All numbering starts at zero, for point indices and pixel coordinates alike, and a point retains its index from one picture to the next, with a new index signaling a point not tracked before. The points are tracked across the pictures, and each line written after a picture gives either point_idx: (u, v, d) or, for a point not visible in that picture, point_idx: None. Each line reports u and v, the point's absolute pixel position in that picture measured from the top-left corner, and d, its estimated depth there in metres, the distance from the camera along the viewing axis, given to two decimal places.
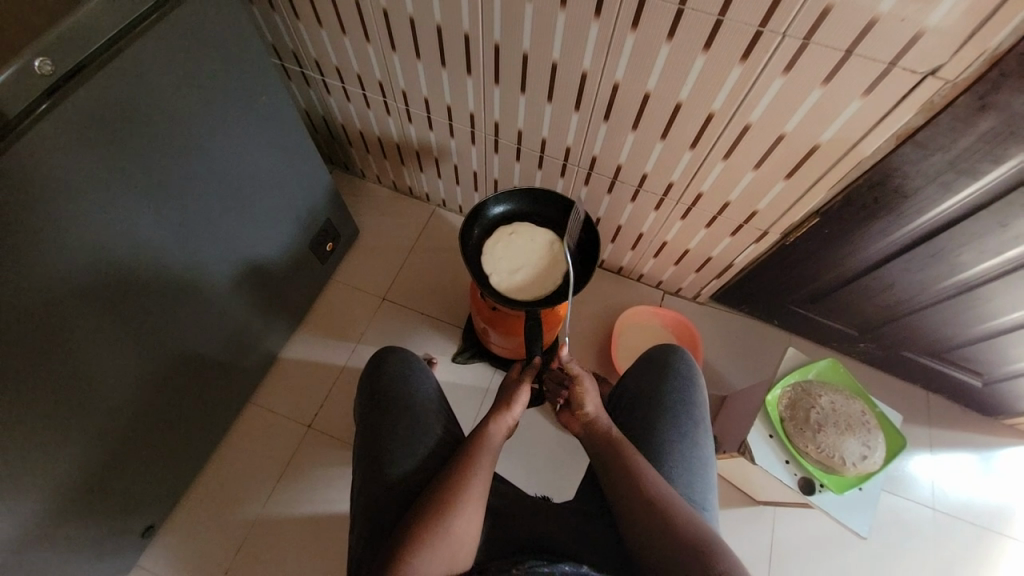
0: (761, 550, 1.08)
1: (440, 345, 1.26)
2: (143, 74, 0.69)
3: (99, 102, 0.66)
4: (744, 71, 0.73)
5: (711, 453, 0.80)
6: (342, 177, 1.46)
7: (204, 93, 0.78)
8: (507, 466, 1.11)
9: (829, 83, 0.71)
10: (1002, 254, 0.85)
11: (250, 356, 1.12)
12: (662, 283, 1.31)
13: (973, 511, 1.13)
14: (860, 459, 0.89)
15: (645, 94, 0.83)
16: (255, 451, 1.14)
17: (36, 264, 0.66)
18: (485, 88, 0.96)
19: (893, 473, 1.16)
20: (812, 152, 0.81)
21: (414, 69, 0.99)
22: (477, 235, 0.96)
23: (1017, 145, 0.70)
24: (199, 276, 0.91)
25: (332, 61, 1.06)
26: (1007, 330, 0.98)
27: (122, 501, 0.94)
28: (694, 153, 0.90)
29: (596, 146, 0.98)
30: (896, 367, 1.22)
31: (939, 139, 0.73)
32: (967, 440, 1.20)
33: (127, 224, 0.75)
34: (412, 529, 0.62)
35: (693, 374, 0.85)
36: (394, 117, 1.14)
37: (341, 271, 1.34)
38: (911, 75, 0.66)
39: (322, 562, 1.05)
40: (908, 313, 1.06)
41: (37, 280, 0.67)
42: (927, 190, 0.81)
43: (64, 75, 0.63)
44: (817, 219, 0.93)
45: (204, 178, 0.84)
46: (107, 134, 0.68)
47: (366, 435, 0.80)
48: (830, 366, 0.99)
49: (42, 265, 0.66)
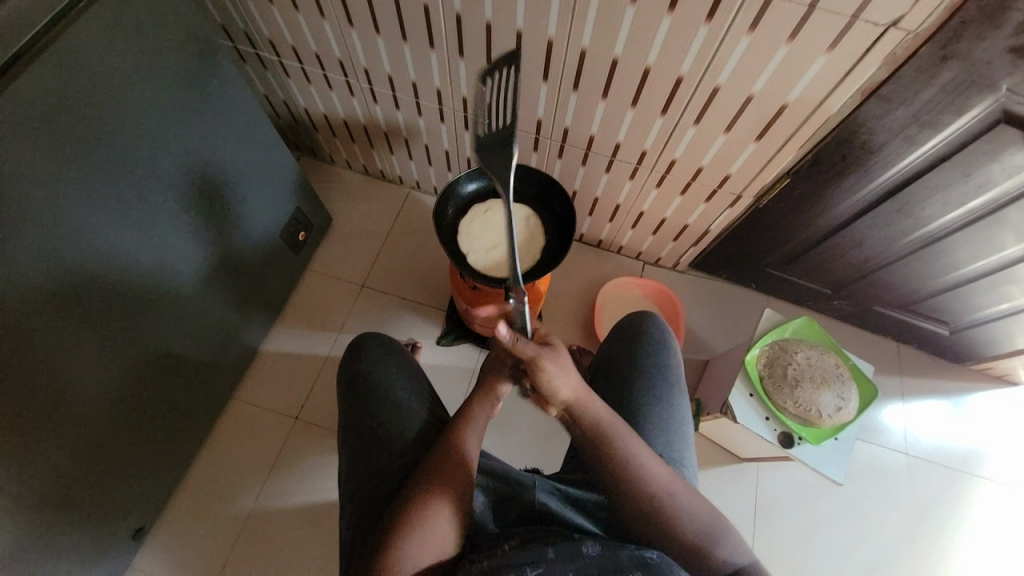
0: (746, 504, 1.12)
1: (423, 329, 1.25)
2: (85, 63, 0.65)
3: (41, 93, 0.62)
4: (710, 31, 0.72)
5: (687, 412, 0.81)
6: (311, 164, 1.42)
7: (151, 79, 0.74)
8: (497, 443, 1.13)
9: (794, 40, 0.70)
10: (966, 204, 0.87)
11: (228, 352, 1.10)
12: (641, 254, 1.31)
13: (943, 453, 1.19)
14: (835, 410, 0.92)
15: (612, 60, 0.82)
16: (243, 447, 1.12)
17: None
18: (450, 62, 0.93)
19: (868, 423, 1.21)
20: (780, 112, 0.81)
21: (375, 45, 0.95)
22: (452, 214, 0.94)
23: (977, 94, 0.71)
24: (167, 274, 0.88)
25: (288, 41, 1.02)
26: (971, 279, 1.02)
27: (108, 507, 0.92)
28: (664, 119, 0.89)
29: (567, 117, 0.97)
30: (869, 322, 1.25)
31: (902, 93, 0.74)
32: (937, 387, 1.25)
33: (84, 225, 0.72)
34: (400, 511, 0.62)
35: (666, 338, 0.87)
36: (359, 97, 1.10)
37: (317, 261, 1.31)
38: (873, 28, 0.66)
39: (320, 550, 1.05)
40: (879, 269, 1.08)
41: None
42: (893, 145, 0.82)
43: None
44: (788, 179, 0.94)
45: (162, 171, 0.80)
46: (54, 128, 0.65)
47: (350, 422, 0.79)
48: (805, 323, 1.02)
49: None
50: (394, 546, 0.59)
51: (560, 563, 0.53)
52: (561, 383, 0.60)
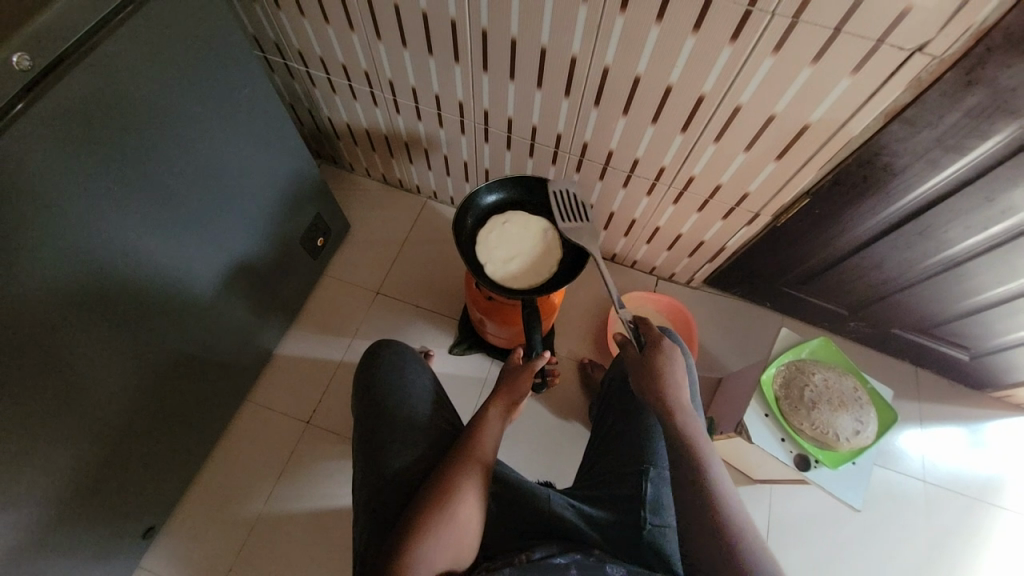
0: (759, 527, 1.10)
1: (436, 337, 1.26)
2: (122, 70, 0.68)
3: (81, 98, 0.65)
4: (734, 51, 0.73)
5: (702, 432, 0.81)
6: (331, 171, 1.44)
7: (183, 87, 0.76)
8: (507, 455, 1.12)
9: (817, 62, 0.71)
10: (988, 229, 0.86)
11: (243, 353, 1.11)
12: (656, 269, 1.31)
13: (963, 482, 1.16)
14: (853, 434, 0.90)
15: (635, 77, 0.83)
16: (253, 449, 1.13)
17: (26, 265, 0.65)
18: (474, 76, 0.95)
19: (885, 447, 1.18)
20: (801, 132, 0.82)
21: (401, 57, 0.97)
22: (470, 224, 0.94)
23: (1002, 120, 0.70)
24: (189, 275, 0.89)
25: (316, 52, 1.04)
26: (992, 304, 1.00)
27: (120, 503, 0.93)
28: (684, 137, 0.90)
29: (587, 132, 0.98)
30: (886, 344, 1.24)
31: (926, 117, 0.74)
32: (956, 414, 1.22)
33: (111, 225, 0.73)
34: (413, 518, 0.62)
35: (682, 355, 0.86)
36: (382, 107, 1.13)
37: (334, 266, 1.32)
38: (898, 52, 0.66)
39: (325, 556, 1.05)
40: (898, 291, 1.07)
41: (22, 282, 0.65)
42: (914, 168, 0.82)
43: (41, 67, 0.61)
44: (807, 199, 0.94)
45: (189, 175, 0.82)
46: (92, 130, 0.67)
47: (365, 429, 0.80)
48: (822, 344, 1.01)
49: (28, 265, 0.65)
50: (408, 553, 0.58)
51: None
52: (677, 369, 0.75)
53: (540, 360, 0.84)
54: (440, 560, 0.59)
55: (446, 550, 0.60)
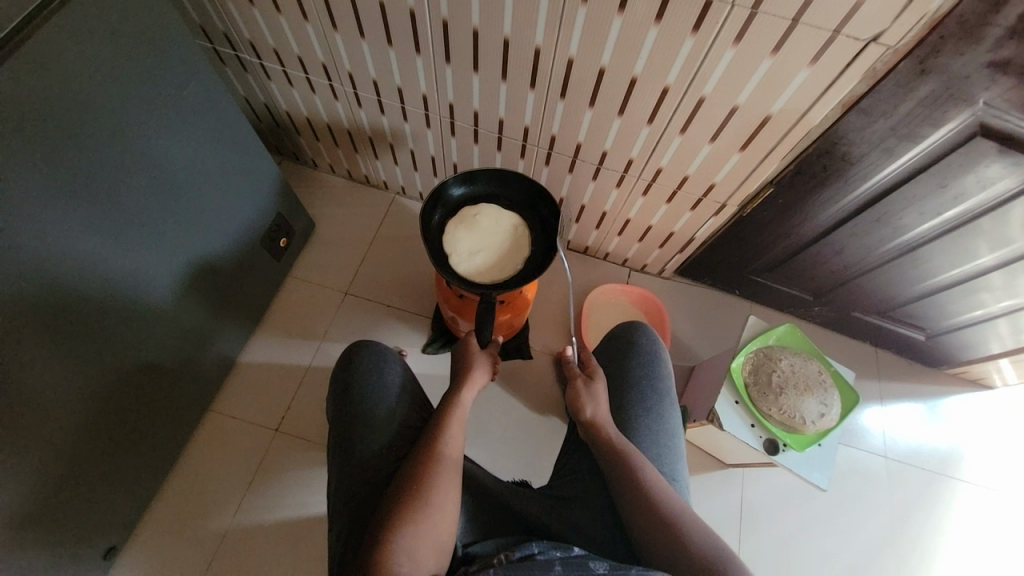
0: (732, 510, 1.13)
1: (408, 337, 1.23)
2: (56, 67, 0.63)
3: (9, 97, 0.59)
4: (696, 42, 0.73)
5: (677, 424, 0.81)
6: (293, 168, 1.39)
7: (125, 83, 0.71)
8: (483, 453, 1.11)
9: (777, 53, 0.71)
10: (942, 215, 0.90)
11: (204, 361, 1.06)
12: (628, 260, 1.32)
13: (921, 456, 1.21)
14: (818, 416, 0.93)
15: (600, 68, 0.82)
16: (219, 460, 1.09)
17: None
18: (436, 68, 0.92)
19: (849, 426, 1.23)
20: (764, 123, 0.82)
21: (360, 49, 0.93)
22: (439, 216, 0.92)
23: (954, 107, 0.73)
24: (142, 282, 0.84)
25: (269, 43, 0.99)
26: (945, 286, 1.05)
27: (78, 526, 0.88)
28: (651, 128, 0.90)
29: (554, 125, 0.97)
30: (848, 327, 1.28)
31: (882, 106, 0.75)
32: (914, 391, 1.28)
33: (50, 232, 0.68)
34: (388, 517, 0.59)
35: (657, 347, 0.86)
36: (343, 101, 1.09)
37: (299, 267, 1.28)
38: (854, 42, 0.67)
39: (301, 566, 1.02)
40: (857, 276, 1.11)
41: None
42: (871, 156, 0.84)
43: None
44: (771, 189, 0.96)
45: (139, 177, 0.77)
46: (25, 132, 0.62)
47: (339, 431, 0.77)
48: (789, 330, 1.03)
49: None
50: (385, 551, 0.56)
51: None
52: (601, 399, 0.77)
53: (489, 359, 0.86)
54: (422, 558, 0.57)
55: (427, 548, 0.58)
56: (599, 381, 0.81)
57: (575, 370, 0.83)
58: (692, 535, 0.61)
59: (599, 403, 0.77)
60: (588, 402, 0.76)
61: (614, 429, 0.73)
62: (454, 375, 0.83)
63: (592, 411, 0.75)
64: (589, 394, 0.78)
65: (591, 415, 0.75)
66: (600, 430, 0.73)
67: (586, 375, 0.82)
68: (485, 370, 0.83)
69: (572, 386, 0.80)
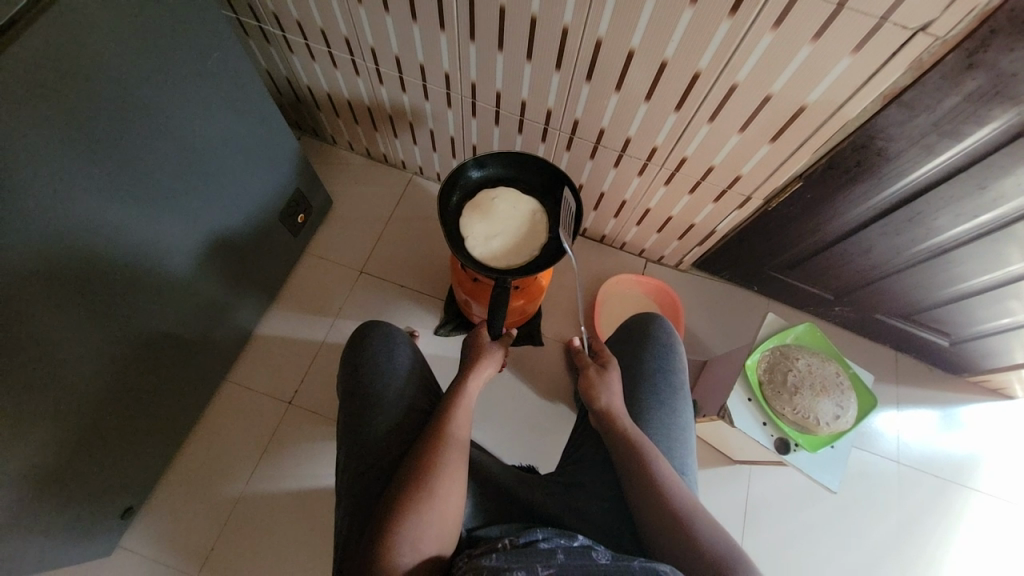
0: (737, 506, 1.12)
1: (421, 318, 1.24)
2: (83, 32, 0.63)
3: (36, 64, 0.60)
4: (732, 26, 0.70)
5: (689, 418, 0.81)
6: (313, 144, 1.39)
7: (149, 52, 0.71)
8: (490, 436, 1.12)
9: (818, 40, 0.68)
10: (977, 218, 0.86)
11: (220, 332, 1.07)
12: (645, 251, 1.30)
13: (936, 464, 1.19)
14: (833, 418, 0.91)
15: (628, 52, 0.79)
16: (233, 429, 1.11)
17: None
18: (460, 46, 0.90)
19: (862, 430, 1.21)
20: (797, 114, 0.79)
21: (383, 24, 0.92)
22: (457, 199, 0.91)
23: (1000, 105, 0.69)
24: (162, 253, 0.86)
25: (293, 14, 0.98)
26: (975, 292, 1.01)
27: (97, 485, 0.91)
28: (678, 116, 0.87)
29: (578, 109, 0.94)
30: (869, 329, 1.25)
31: (925, 100, 0.72)
32: (933, 397, 1.25)
33: (74, 202, 0.69)
34: (393, 506, 0.60)
35: (672, 340, 0.85)
36: (365, 77, 1.07)
37: (316, 244, 1.29)
38: (901, 31, 0.64)
39: (308, 536, 1.05)
40: (883, 277, 1.08)
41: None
42: (909, 153, 0.80)
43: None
44: (799, 183, 0.93)
45: (160, 149, 0.78)
46: (52, 100, 0.63)
47: (349, 410, 0.78)
48: (808, 330, 1.01)
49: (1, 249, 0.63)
50: (390, 539, 0.57)
51: (572, 565, 0.52)
52: (616, 387, 0.77)
53: (501, 349, 0.86)
54: (426, 547, 0.58)
55: (431, 536, 0.58)
56: (612, 371, 0.80)
57: (585, 359, 0.83)
58: (700, 532, 0.60)
59: (612, 392, 0.76)
60: (601, 391, 0.76)
61: (626, 420, 0.73)
62: (465, 361, 0.83)
63: (606, 401, 0.75)
64: (605, 381, 0.78)
65: (606, 404, 0.74)
66: (610, 420, 0.72)
67: (598, 365, 0.81)
68: (494, 359, 0.83)
69: (584, 376, 0.80)
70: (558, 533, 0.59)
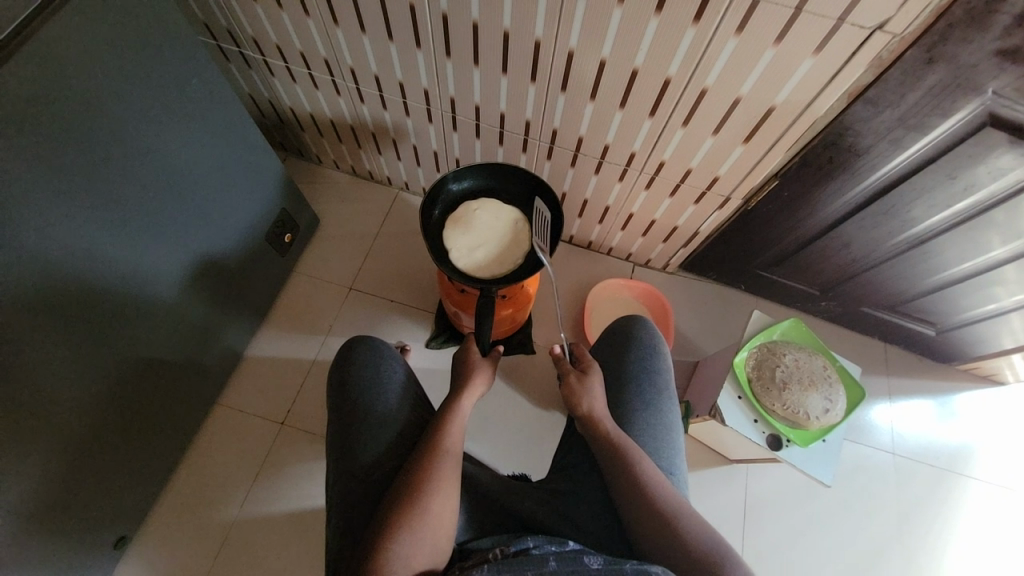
0: (735, 507, 1.12)
1: (412, 332, 1.24)
2: (62, 62, 0.64)
3: (18, 97, 0.61)
4: (698, 32, 0.72)
5: (676, 418, 0.81)
6: (298, 164, 1.40)
7: (129, 82, 0.72)
8: (484, 447, 1.12)
9: (780, 42, 0.70)
10: (953, 206, 0.88)
11: (210, 355, 1.07)
12: (632, 255, 1.31)
13: (931, 453, 1.20)
14: (822, 412, 0.92)
15: (600, 61, 0.81)
16: (227, 452, 1.11)
17: None
18: (437, 62, 0.92)
19: (857, 423, 1.22)
20: (767, 114, 0.81)
21: (360, 44, 0.94)
22: (439, 212, 0.92)
23: (962, 97, 0.71)
24: (150, 279, 0.86)
25: (272, 39, 1.00)
26: (956, 280, 1.03)
27: (88, 516, 0.90)
28: (653, 121, 0.89)
29: (555, 119, 0.96)
30: (856, 322, 1.26)
31: (889, 96, 0.74)
32: (925, 387, 1.26)
33: (60, 233, 0.70)
34: (384, 523, 0.59)
35: (655, 340, 0.86)
36: (346, 97, 1.09)
37: (304, 263, 1.29)
38: (860, 30, 0.66)
39: (306, 557, 1.04)
40: (865, 270, 1.09)
41: None
42: (879, 148, 0.82)
43: None
44: (776, 181, 0.94)
45: (145, 175, 0.79)
46: (33, 133, 0.64)
47: (337, 427, 0.77)
48: (793, 325, 1.02)
49: None
50: (382, 558, 0.56)
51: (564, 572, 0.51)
52: (596, 392, 0.77)
53: (485, 360, 0.86)
54: (419, 561, 0.58)
55: (423, 553, 0.58)
56: (595, 375, 0.81)
57: (566, 365, 0.83)
58: (689, 531, 0.60)
59: (595, 397, 0.76)
60: (583, 397, 0.76)
61: (611, 424, 0.73)
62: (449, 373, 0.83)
63: (589, 406, 0.75)
64: (585, 386, 0.78)
65: (589, 409, 0.74)
66: (596, 425, 0.73)
67: (580, 370, 0.81)
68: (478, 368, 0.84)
69: (565, 382, 0.80)
70: (549, 540, 0.59)
